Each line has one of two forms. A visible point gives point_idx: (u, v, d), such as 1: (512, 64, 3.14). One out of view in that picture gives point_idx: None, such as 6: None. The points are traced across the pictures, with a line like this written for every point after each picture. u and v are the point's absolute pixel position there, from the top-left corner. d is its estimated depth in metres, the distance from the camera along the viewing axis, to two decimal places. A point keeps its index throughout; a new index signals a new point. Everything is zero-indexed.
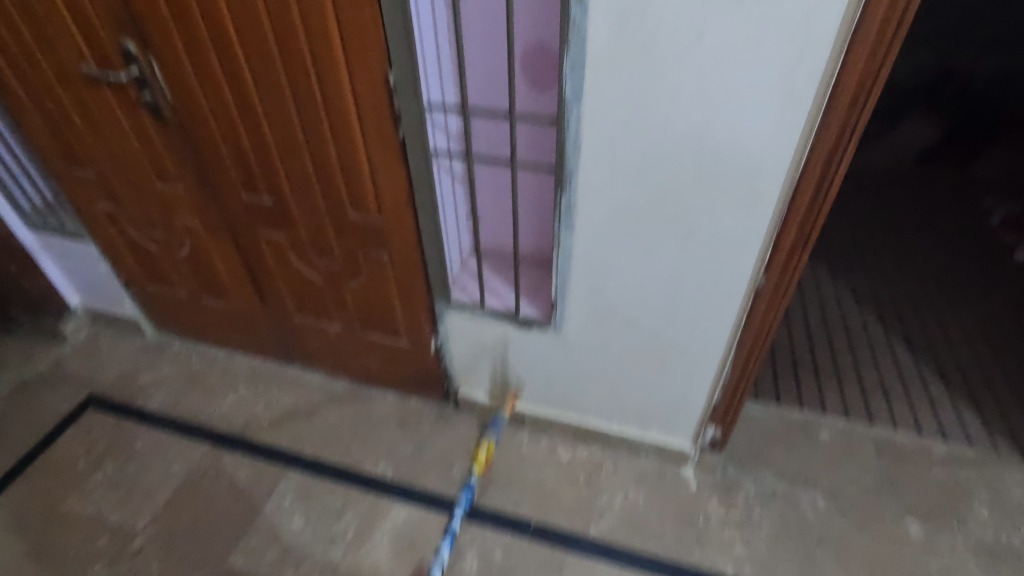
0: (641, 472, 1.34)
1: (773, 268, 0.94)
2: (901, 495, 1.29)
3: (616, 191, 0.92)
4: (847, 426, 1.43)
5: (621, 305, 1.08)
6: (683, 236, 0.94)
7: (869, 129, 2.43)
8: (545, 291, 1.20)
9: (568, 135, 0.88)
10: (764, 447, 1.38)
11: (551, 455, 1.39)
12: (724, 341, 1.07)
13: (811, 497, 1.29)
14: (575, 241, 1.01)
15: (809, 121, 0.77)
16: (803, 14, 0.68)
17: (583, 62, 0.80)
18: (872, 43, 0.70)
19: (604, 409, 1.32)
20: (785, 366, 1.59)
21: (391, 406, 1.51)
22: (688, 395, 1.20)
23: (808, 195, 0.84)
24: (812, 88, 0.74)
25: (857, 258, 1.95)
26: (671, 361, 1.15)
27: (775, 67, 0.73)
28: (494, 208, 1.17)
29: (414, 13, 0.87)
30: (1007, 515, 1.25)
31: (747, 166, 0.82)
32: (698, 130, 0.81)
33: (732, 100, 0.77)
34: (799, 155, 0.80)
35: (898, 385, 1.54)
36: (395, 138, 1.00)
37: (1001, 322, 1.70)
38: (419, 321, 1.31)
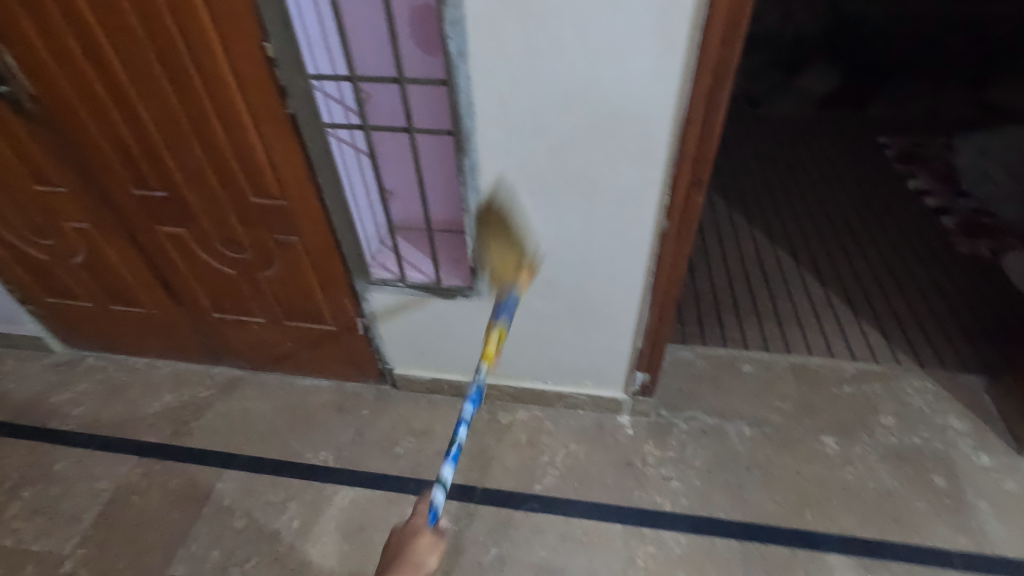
0: (580, 426, 1.39)
1: (674, 211, 0.96)
2: (818, 415, 1.38)
3: (516, 150, 0.92)
4: (767, 358, 1.52)
5: (539, 265, 1.10)
6: (588, 189, 0.95)
7: (774, 80, 2.73)
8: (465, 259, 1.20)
9: (460, 94, 0.86)
10: (692, 388, 1.46)
11: (492, 421, 1.41)
12: (639, 289, 1.10)
13: (738, 428, 1.37)
14: (484, 205, 1.01)
15: (689, 62, 0.78)
16: None
17: (463, 17, 0.78)
18: None
19: (537, 369, 1.35)
20: (709, 309, 1.67)
21: (328, 394, 1.50)
22: (615, 345, 1.24)
23: (695, 136, 0.85)
24: (685, 29, 0.75)
25: (770, 201, 2.05)
26: (592, 315, 1.17)
27: (648, 10, 0.74)
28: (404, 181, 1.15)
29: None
30: (910, 421, 1.36)
31: (637, 112, 0.84)
32: (586, 81, 0.82)
33: (613, 47, 0.78)
34: (685, 98, 0.81)
35: (811, 314, 1.64)
36: (285, 115, 0.95)
37: (899, 248, 1.83)
38: (343, 304, 1.29)
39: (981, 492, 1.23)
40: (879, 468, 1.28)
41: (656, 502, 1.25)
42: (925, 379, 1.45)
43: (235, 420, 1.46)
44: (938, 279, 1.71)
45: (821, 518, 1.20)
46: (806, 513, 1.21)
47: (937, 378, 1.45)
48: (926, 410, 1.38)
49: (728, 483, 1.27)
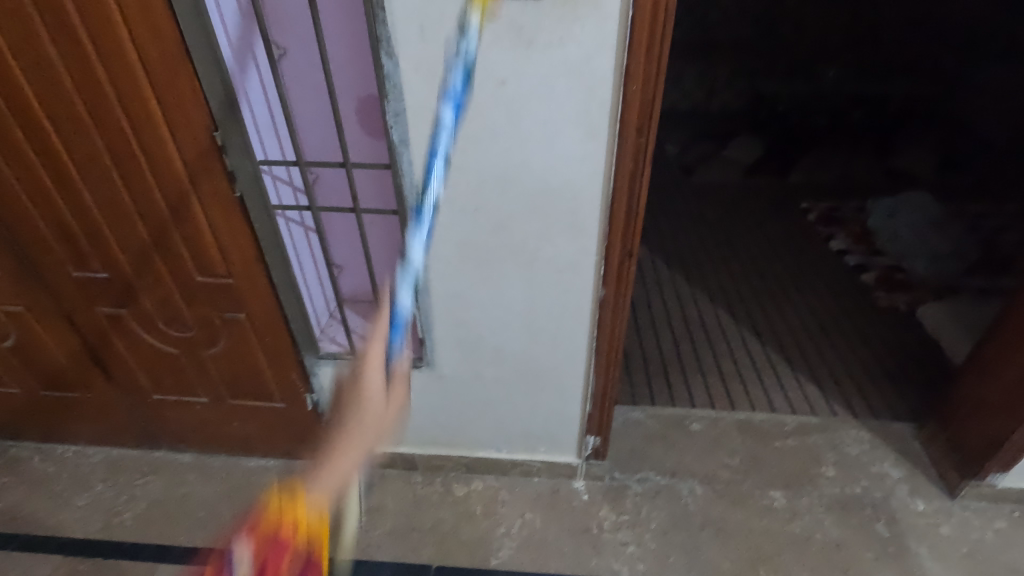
0: (536, 494, 1.38)
1: (609, 280, 1.02)
2: (764, 469, 1.42)
3: (459, 226, 0.98)
4: (713, 415, 1.57)
5: (486, 334, 1.13)
6: (528, 260, 1.01)
7: (706, 151, 2.95)
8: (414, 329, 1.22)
9: (403, 177, 0.91)
10: (644, 448, 1.48)
11: (446, 493, 1.39)
12: (583, 353, 1.14)
13: (690, 486, 1.39)
14: (430, 277, 1.06)
15: (611, 148, 0.86)
16: (583, 56, 0.78)
17: (404, 110, 0.85)
18: (642, 78, 0.79)
19: (490, 437, 1.35)
20: (657, 368, 1.73)
21: (275, 473, 1.44)
22: (565, 410, 1.26)
23: (622, 212, 0.93)
24: (605, 119, 0.83)
25: (708, 263, 2.18)
26: (540, 381, 1.20)
27: (571, 103, 0.82)
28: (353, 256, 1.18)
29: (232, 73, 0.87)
30: (849, 470, 1.42)
31: (567, 191, 0.91)
32: (519, 163, 0.89)
33: (542, 135, 0.86)
34: (610, 179, 0.89)
35: (752, 370, 1.72)
36: (232, 197, 0.98)
37: (827, 304, 1.96)
38: (291, 379, 1.27)
39: (919, 537, 1.28)
40: (826, 519, 1.31)
41: (613, 569, 1.24)
42: (859, 428, 1.53)
43: (174, 508, 1.38)
44: (864, 332, 1.84)
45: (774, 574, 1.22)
46: (759, 569, 1.23)
47: (870, 427, 1.53)
48: (863, 459, 1.45)
49: (684, 544, 1.28)
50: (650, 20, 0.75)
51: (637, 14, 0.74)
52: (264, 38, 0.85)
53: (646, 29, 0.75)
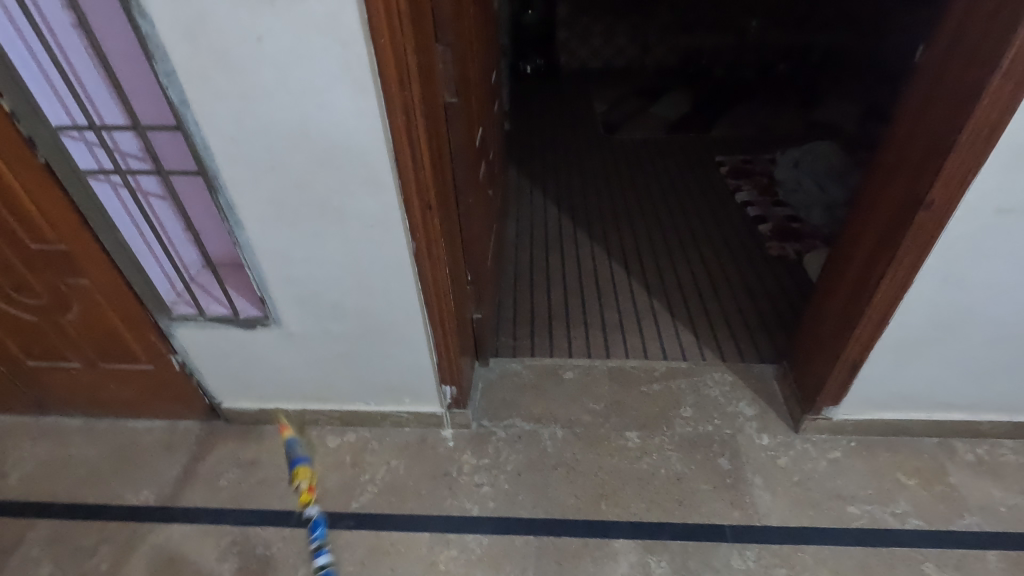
0: (404, 443, 1.45)
1: (418, 233, 1.06)
2: (625, 412, 1.50)
3: (261, 186, 1.01)
4: (588, 363, 1.64)
5: (321, 291, 1.18)
6: (336, 218, 1.04)
7: (633, 107, 2.95)
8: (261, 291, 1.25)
9: (193, 137, 0.94)
10: (515, 397, 1.55)
11: (319, 446, 1.46)
12: (415, 306, 1.19)
13: (551, 431, 1.46)
14: (251, 236, 1.09)
15: (381, 104, 0.88)
16: (327, 11, 0.79)
17: (174, 71, 0.87)
18: (388, 30, 0.81)
19: (354, 390, 1.41)
20: (543, 322, 1.78)
21: (159, 433, 1.50)
22: (415, 362, 1.32)
23: (409, 166, 0.96)
24: (367, 73, 0.85)
25: (613, 218, 2.22)
26: (384, 335, 1.26)
27: (330, 59, 0.84)
28: (206, 219, 1.16)
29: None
30: (704, 410, 1.49)
31: (351, 146, 0.94)
32: (299, 121, 0.92)
33: (312, 93, 0.88)
34: (389, 135, 0.92)
35: (634, 320, 1.78)
36: (40, 164, 1.00)
37: (720, 255, 2.01)
38: (151, 342, 1.32)
39: (756, 469, 1.36)
40: (672, 456, 1.39)
41: (465, 508, 1.32)
42: (724, 371, 1.59)
43: (58, 468, 1.44)
44: (749, 281, 1.89)
45: (614, 507, 1.30)
46: (601, 503, 1.31)
47: (735, 370, 1.59)
48: (720, 399, 1.52)
49: (535, 483, 1.36)
50: None
51: None
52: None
53: None
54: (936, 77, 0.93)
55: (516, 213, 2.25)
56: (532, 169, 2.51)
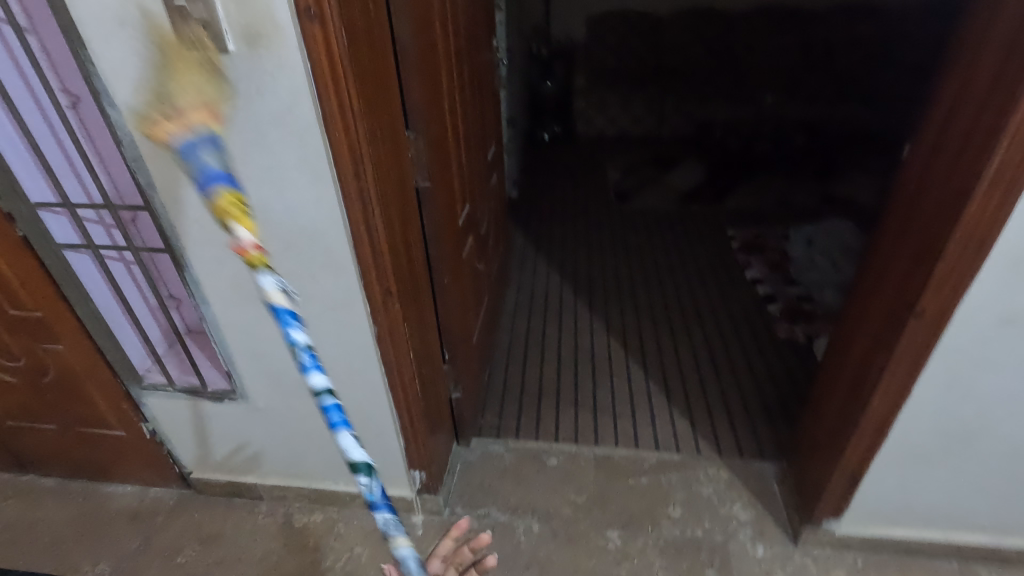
0: (371, 528, 1.38)
1: (380, 320, 1.03)
2: (608, 508, 1.39)
3: (226, 266, 1.01)
4: (574, 449, 1.55)
5: (287, 370, 1.16)
6: (299, 300, 1.03)
7: (646, 177, 2.95)
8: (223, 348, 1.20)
9: (161, 218, 0.95)
10: (493, 483, 1.47)
11: (284, 524, 1.40)
12: (380, 390, 1.15)
13: (527, 524, 1.37)
14: (217, 312, 1.08)
15: (338, 194, 0.88)
16: (284, 106, 0.80)
17: (141, 157, 0.89)
18: (343, 127, 0.80)
19: (323, 469, 1.36)
20: (531, 401, 1.71)
21: (127, 500, 1.47)
22: (383, 445, 1.27)
23: (368, 255, 0.94)
24: (324, 165, 0.85)
25: (616, 291, 2.16)
26: (351, 416, 1.22)
27: (288, 151, 0.84)
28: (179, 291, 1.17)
29: None
30: (695, 511, 1.38)
31: (312, 233, 0.93)
32: (260, 207, 0.92)
33: (272, 181, 0.88)
34: (347, 223, 0.91)
35: (627, 403, 1.69)
36: (18, 237, 1.03)
37: (725, 335, 1.92)
38: (122, 408, 1.31)
39: None
40: (655, 564, 1.28)
41: None
42: (719, 467, 1.48)
43: (23, 532, 1.42)
44: (753, 366, 1.79)
45: None
46: None
47: (731, 466, 1.48)
48: (713, 500, 1.40)
49: None
50: (330, 73, 0.76)
51: (316, 67, 0.75)
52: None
53: (327, 80, 0.76)
54: (922, 179, 0.88)
55: (517, 282, 2.22)
56: (538, 237, 2.49)
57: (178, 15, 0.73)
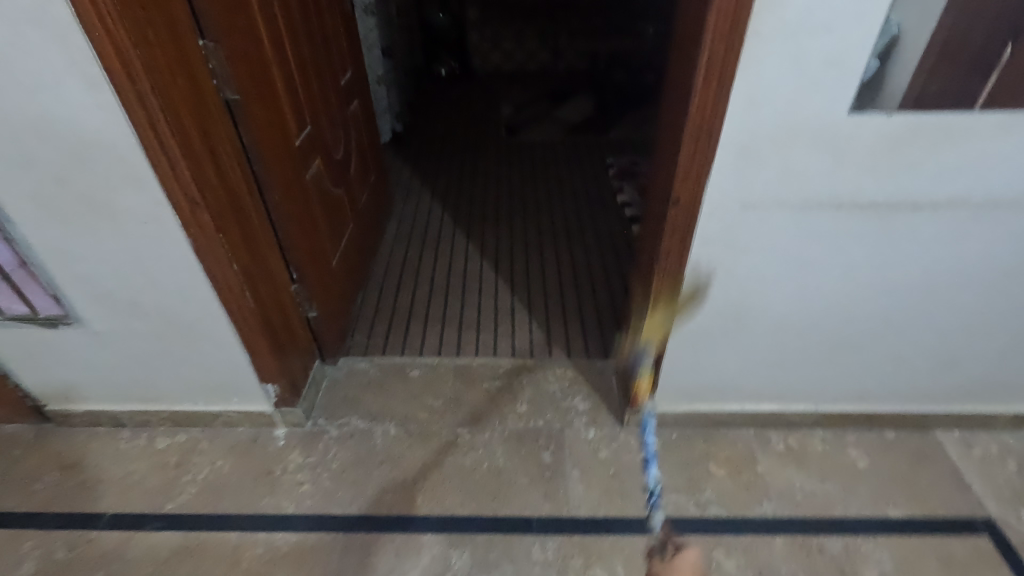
0: (234, 443, 1.44)
1: (194, 232, 1.06)
2: (460, 408, 1.52)
3: (22, 183, 1.00)
4: (436, 361, 1.65)
5: (115, 290, 1.17)
6: (109, 215, 1.05)
7: (538, 107, 2.96)
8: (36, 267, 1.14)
9: None
10: (355, 395, 1.55)
11: (147, 447, 1.44)
12: (213, 305, 1.20)
13: (384, 428, 1.47)
14: (27, 233, 1.08)
15: (116, 98, 0.89)
16: (36, 6, 0.80)
17: None
18: (101, 27, 0.81)
19: (177, 390, 1.39)
20: (401, 320, 1.78)
21: None
22: (230, 360, 1.32)
23: (163, 164, 0.96)
24: (94, 68, 0.86)
25: (495, 216, 2.23)
26: (191, 333, 1.26)
27: (53, 55, 0.85)
28: None
29: None
30: (539, 405, 1.52)
31: (101, 143, 0.95)
32: (41, 117, 0.92)
33: (47, 90, 0.89)
34: (132, 127, 0.92)
35: (491, 317, 1.79)
36: None
37: (588, 255, 2.04)
38: None
39: (575, 462, 1.39)
40: (497, 452, 1.42)
41: (280, 506, 1.32)
42: (566, 367, 1.62)
43: None
44: (610, 280, 1.94)
45: (428, 501, 1.32)
46: (415, 499, 1.33)
47: (577, 366, 1.62)
48: (557, 394, 1.54)
49: (356, 480, 1.37)
50: None
51: None
52: None
53: None
54: (675, 78, 0.98)
55: (398, 213, 2.25)
56: (425, 170, 2.50)
57: None
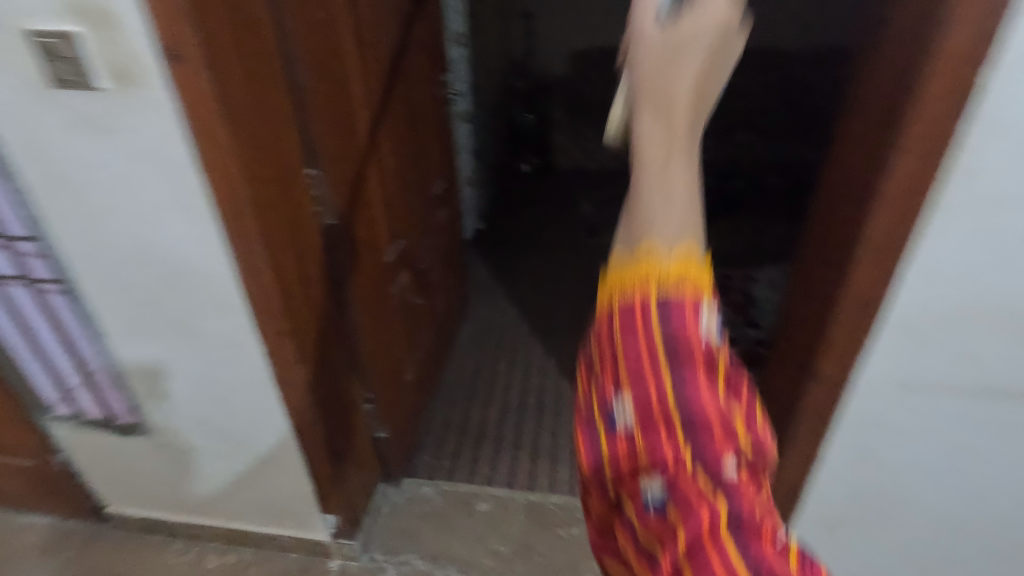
0: (284, 572, 1.32)
1: (276, 360, 1.01)
2: (532, 558, 1.35)
3: (118, 301, 0.99)
4: (505, 495, 1.49)
5: (189, 407, 1.13)
6: (194, 338, 1.01)
7: None
8: (119, 378, 1.12)
9: (50, 249, 0.94)
10: (416, 527, 1.41)
11: (194, 566, 1.34)
12: (285, 431, 1.13)
13: (445, 573, 1.32)
14: (114, 346, 1.06)
15: (220, 231, 0.87)
16: (157, 145, 0.80)
17: (26, 189, 0.88)
18: (215, 164, 0.80)
19: (234, 508, 1.31)
20: (471, 440, 1.65)
21: (39, 532, 1.42)
22: (293, 486, 1.23)
23: (257, 294, 0.92)
24: (203, 203, 0.84)
25: (575, 326, 2.11)
26: (258, 455, 1.18)
27: (165, 188, 0.84)
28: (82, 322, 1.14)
29: None
30: None
31: (197, 270, 0.92)
32: (145, 243, 0.90)
33: (154, 219, 0.87)
34: (232, 262, 0.90)
35: (568, 446, 1.63)
36: None
37: None
38: (30, 441, 1.27)
39: None
40: None
41: None
42: None
43: None
44: None
45: None
46: None
47: None
48: None
49: None
50: (204, 115, 0.76)
51: (184, 108, 0.75)
52: None
53: (199, 122, 0.76)
54: (818, 235, 0.86)
55: (474, 315, 2.17)
56: (503, 268, 2.45)
57: (45, 52, 0.73)
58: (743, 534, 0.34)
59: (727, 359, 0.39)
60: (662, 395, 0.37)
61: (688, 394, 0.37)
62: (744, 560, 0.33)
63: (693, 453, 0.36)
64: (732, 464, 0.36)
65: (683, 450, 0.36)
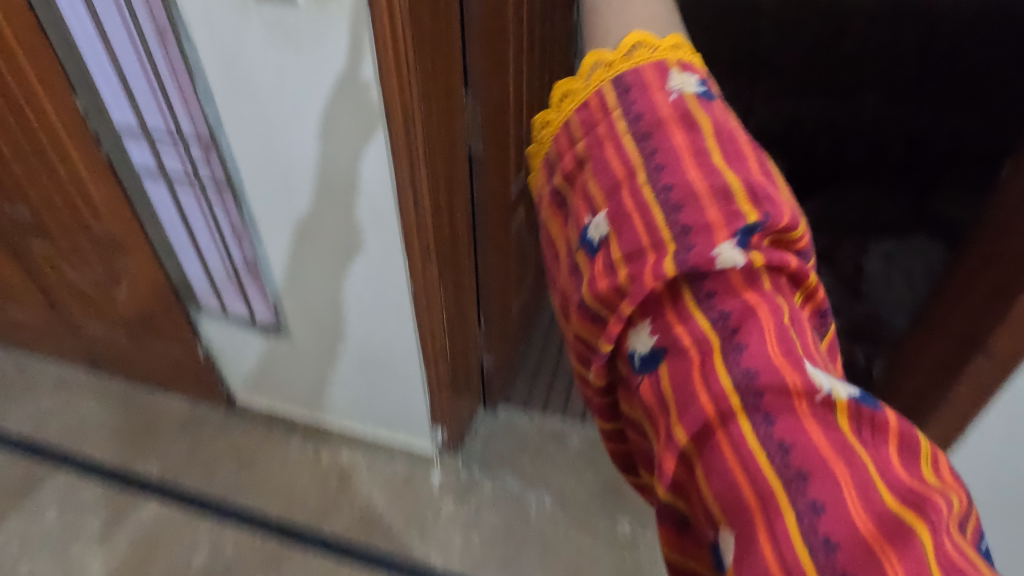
0: (391, 475, 1.43)
1: (417, 279, 1.07)
2: (624, 496, 1.39)
3: (278, 210, 1.06)
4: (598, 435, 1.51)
5: (327, 314, 1.21)
6: (344, 252, 1.08)
7: None
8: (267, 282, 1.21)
9: (225, 154, 1.01)
10: (512, 453, 1.47)
11: (312, 458, 1.47)
12: (412, 347, 1.20)
13: (539, 497, 1.40)
14: (268, 252, 1.14)
15: (388, 149, 0.91)
16: (343, 60, 0.83)
17: (211, 94, 0.93)
18: (394, 80, 0.82)
19: (352, 412, 1.42)
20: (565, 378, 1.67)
21: (180, 410, 1.59)
22: (410, 398, 1.32)
23: (412, 214, 0.97)
24: (377, 120, 0.88)
25: None
26: (383, 367, 1.27)
27: (343, 104, 0.87)
28: None
29: (78, 38, 0.96)
30: None
31: (359, 186, 0.97)
32: (314, 156, 0.95)
33: (326, 133, 0.92)
34: (393, 179, 0.94)
35: None
36: (101, 157, 1.11)
37: None
38: (180, 331, 1.41)
39: None
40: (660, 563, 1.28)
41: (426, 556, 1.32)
42: None
43: (91, 426, 1.57)
44: None
45: None
46: None
47: None
48: None
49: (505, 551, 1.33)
50: (390, 30, 0.78)
51: (377, 22, 0.77)
52: (96, 15, 0.92)
53: (388, 39, 0.78)
54: None
55: None
56: None
57: None
58: (766, 408, 0.38)
59: (733, 187, 0.45)
60: (695, 331, 0.42)
61: (737, 332, 0.41)
62: (773, 439, 0.37)
63: (678, 261, 0.43)
64: (732, 253, 0.42)
65: (669, 261, 0.43)
